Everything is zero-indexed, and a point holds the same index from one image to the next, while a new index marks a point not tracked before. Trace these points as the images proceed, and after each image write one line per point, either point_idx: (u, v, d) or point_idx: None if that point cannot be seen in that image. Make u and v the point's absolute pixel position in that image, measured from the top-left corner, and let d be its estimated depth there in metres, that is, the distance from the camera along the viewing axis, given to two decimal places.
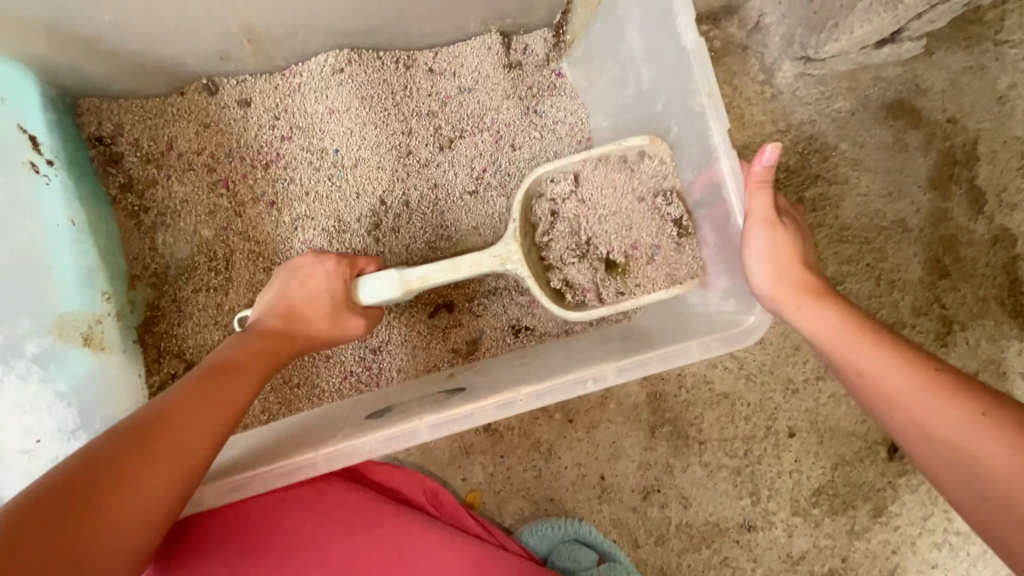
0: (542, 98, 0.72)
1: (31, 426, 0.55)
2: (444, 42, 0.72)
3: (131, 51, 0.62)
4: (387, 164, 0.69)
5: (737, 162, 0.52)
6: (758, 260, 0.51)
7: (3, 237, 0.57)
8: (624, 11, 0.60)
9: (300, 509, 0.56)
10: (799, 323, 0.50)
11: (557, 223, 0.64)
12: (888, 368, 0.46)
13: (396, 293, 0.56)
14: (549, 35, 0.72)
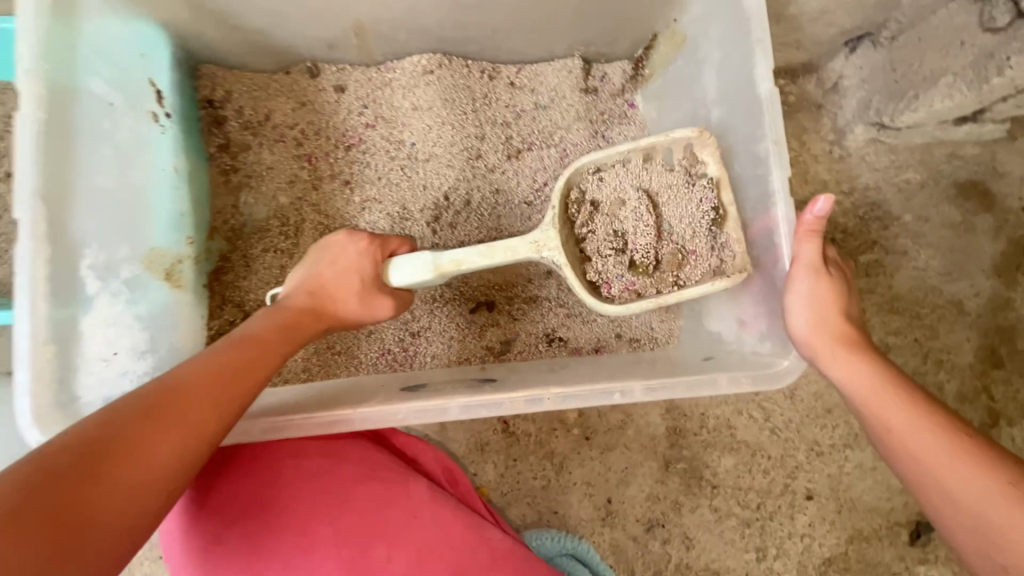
0: (611, 126, 0.76)
1: (113, 340, 0.57)
2: (529, 60, 0.76)
3: (250, 28, 0.69)
4: (457, 164, 0.74)
5: (792, 210, 0.54)
6: (800, 307, 0.51)
7: (122, 168, 0.61)
8: (705, 55, 0.63)
9: (324, 466, 0.58)
10: (832, 375, 0.50)
11: (596, 215, 0.63)
12: (919, 433, 0.45)
13: (430, 274, 0.58)
14: (628, 66, 0.76)
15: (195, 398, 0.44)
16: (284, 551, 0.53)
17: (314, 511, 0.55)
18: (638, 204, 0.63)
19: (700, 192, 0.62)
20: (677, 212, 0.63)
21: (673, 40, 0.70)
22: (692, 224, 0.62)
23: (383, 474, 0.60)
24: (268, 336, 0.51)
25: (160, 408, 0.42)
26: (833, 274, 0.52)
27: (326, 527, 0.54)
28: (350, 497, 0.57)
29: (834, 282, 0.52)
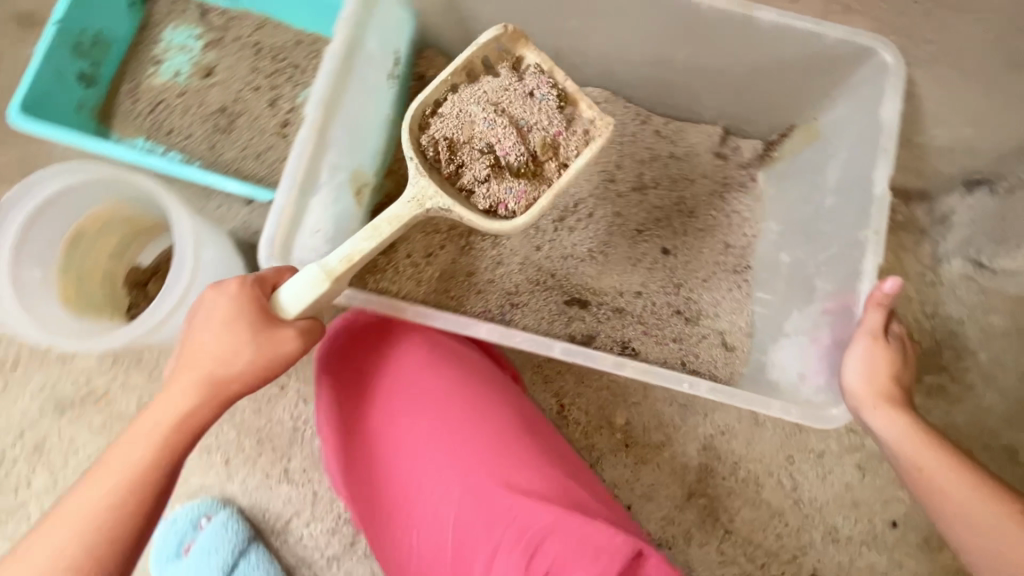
0: (730, 190, 0.88)
1: (314, 222, 0.66)
2: (679, 117, 0.89)
3: (469, 29, 0.83)
4: (592, 181, 0.89)
5: (873, 286, 0.62)
6: (854, 365, 0.60)
7: (366, 102, 0.72)
8: (834, 152, 0.75)
9: (394, 376, 0.64)
10: (877, 426, 0.58)
11: (490, 128, 0.67)
12: (942, 471, 0.55)
13: (321, 284, 0.56)
14: (759, 146, 0.87)
15: (168, 443, 0.53)
16: (379, 426, 0.62)
17: (396, 397, 0.63)
18: (484, 117, 0.67)
19: (539, 92, 0.68)
20: (541, 125, 0.68)
21: (807, 133, 0.81)
22: (545, 121, 0.68)
23: (440, 383, 0.62)
24: (271, 312, 0.55)
25: (144, 449, 0.52)
26: (891, 342, 0.60)
27: (404, 412, 0.61)
28: (419, 390, 0.62)
29: (889, 348, 0.60)
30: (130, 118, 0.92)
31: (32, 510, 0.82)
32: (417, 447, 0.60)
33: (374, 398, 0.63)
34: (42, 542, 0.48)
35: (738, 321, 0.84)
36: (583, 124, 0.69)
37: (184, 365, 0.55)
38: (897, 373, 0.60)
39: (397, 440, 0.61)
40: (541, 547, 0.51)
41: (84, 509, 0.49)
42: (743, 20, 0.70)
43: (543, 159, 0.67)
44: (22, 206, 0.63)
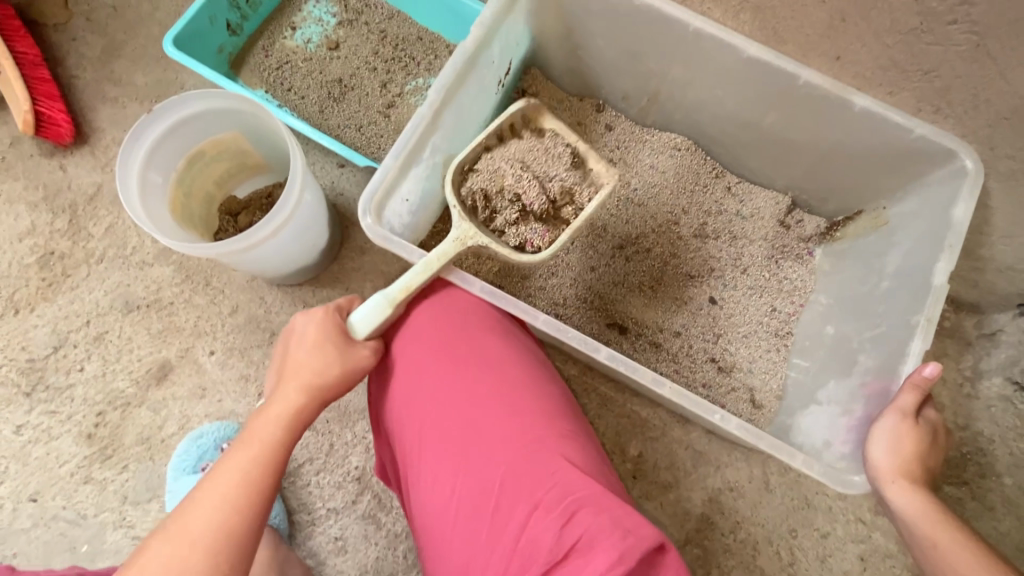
0: (786, 258, 0.90)
1: (406, 192, 0.71)
2: (751, 179, 0.93)
3: (578, 58, 0.90)
4: (657, 218, 0.92)
5: (918, 367, 0.64)
6: (881, 442, 0.61)
7: (476, 99, 0.79)
8: (899, 240, 0.78)
9: (416, 333, 0.60)
10: (895, 499, 0.60)
11: (521, 181, 0.74)
12: (951, 543, 0.57)
13: (385, 311, 0.59)
14: (822, 224, 0.90)
15: (277, 444, 0.55)
16: (413, 372, 0.59)
17: (436, 346, 0.59)
18: (513, 172, 0.74)
19: (557, 150, 0.77)
20: (566, 175, 0.75)
21: (873, 220, 0.84)
22: (566, 175, 0.75)
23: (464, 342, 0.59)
24: (345, 332, 0.59)
25: (253, 446, 0.54)
26: (918, 424, 0.61)
27: (442, 362, 0.58)
28: (440, 347, 0.59)
29: (919, 429, 0.61)
30: (258, 70, 1.02)
31: (77, 393, 0.88)
32: (451, 398, 0.56)
33: (411, 345, 0.60)
34: (174, 540, 0.49)
35: (769, 383, 0.85)
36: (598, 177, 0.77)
37: (288, 375, 0.58)
38: (925, 452, 0.61)
39: (417, 400, 0.58)
40: (575, 514, 0.48)
41: (206, 499, 0.50)
42: (836, 99, 0.74)
43: (562, 207, 0.75)
44: (162, 120, 0.71)
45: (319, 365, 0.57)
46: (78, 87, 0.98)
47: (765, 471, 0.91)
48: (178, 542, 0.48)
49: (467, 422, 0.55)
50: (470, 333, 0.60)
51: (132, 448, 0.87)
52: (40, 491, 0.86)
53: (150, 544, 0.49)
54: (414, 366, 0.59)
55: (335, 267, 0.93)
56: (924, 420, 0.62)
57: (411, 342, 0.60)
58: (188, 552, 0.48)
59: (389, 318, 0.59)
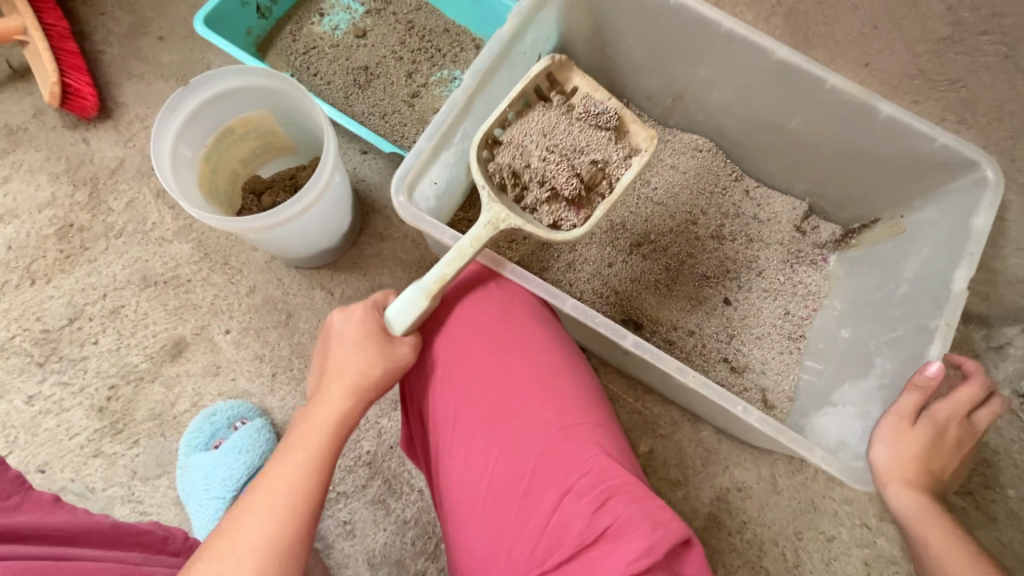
0: (801, 263, 0.91)
1: (434, 175, 0.72)
2: (770, 184, 0.95)
3: (604, 55, 0.91)
4: (676, 218, 0.93)
5: (936, 371, 0.65)
6: (883, 442, 0.62)
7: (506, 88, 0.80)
8: (917, 247, 0.78)
9: (456, 316, 0.61)
10: (891, 497, 0.61)
11: (549, 159, 0.73)
12: (941, 542, 0.58)
13: (422, 302, 0.58)
14: (838, 232, 0.91)
15: (324, 447, 0.54)
16: (452, 350, 0.60)
17: (476, 327, 0.60)
18: (539, 151, 0.73)
19: (584, 119, 0.75)
20: (594, 149, 0.74)
21: (889, 227, 0.85)
22: (598, 146, 0.74)
23: (502, 326, 0.60)
24: (384, 329, 0.58)
25: (301, 450, 0.53)
26: (920, 426, 0.62)
27: (482, 343, 0.59)
28: (480, 329, 0.60)
29: (922, 433, 0.62)
30: (285, 54, 1.03)
31: (90, 365, 0.88)
32: (488, 377, 0.57)
33: (450, 324, 0.61)
34: (230, 547, 0.48)
35: (782, 384, 0.86)
36: (635, 139, 0.76)
37: (330, 378, 0.57)
38: (928, 454, 0.61)
39: (453, 379, 0.58)
40: (607, 502, 0.49)
41: (259, 505, 0.50)
42: (862, 105, 0.75)
43: (595, 181, 0.73)
44: (197, 93, 0.71)
45: (362, 367, 0.57)
46: (104, 62, 0.98)
47: (773, 472, 0.91)
48: (234, 549, 0.47)
49: (502, 404, 0.56)
50: (508, 317, 0.61)
51: (144, 423, 0.87)
52: (49, 463, 0.85)
53: (203, 551, 0.48)
54: (452, 347, 0.60)
55: (354, 252, 0.93)
56: (932, 419, 0.62)
57: (451, 321, 0.61)
58: (246, 558, 0.47)
59: (427, 310, 0.59)
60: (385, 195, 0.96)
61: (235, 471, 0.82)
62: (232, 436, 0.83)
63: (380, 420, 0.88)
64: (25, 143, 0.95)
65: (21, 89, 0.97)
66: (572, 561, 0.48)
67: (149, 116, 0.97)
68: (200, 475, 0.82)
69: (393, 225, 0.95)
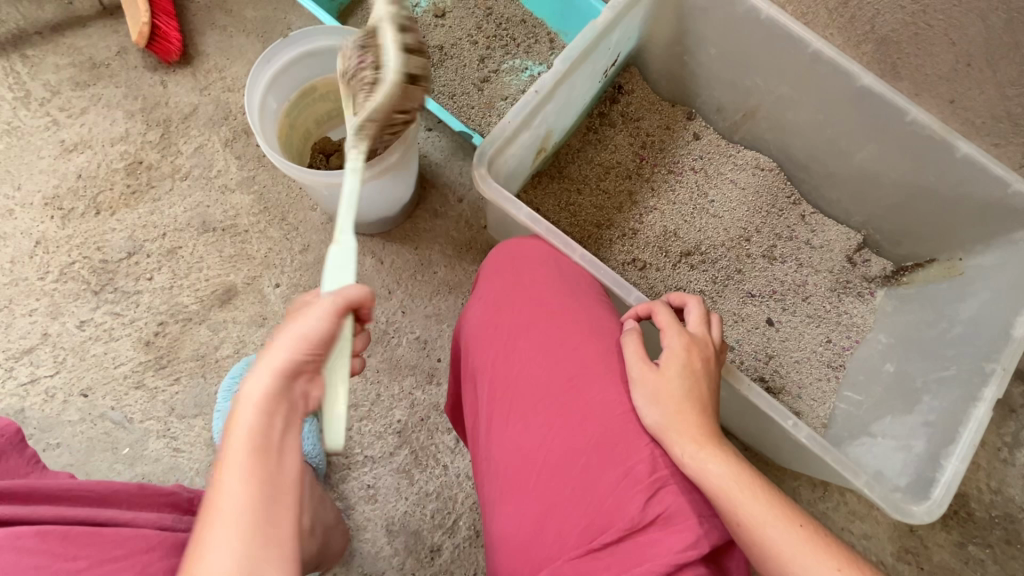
0: (848, 293, 0.91)
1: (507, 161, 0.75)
2: (826, 212, 0.95)
3: (681, 64, 0.93)
4: (730, 233, 0.93)
5: (990, 413, 0.65)
6: (653, 402, 0.52)
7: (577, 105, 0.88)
8: (973, 291, 0.79)
9: (525, 292, 0.61)
10: (691, 469, 0.49)
11: (362, 68, 0.59)
12: (781, 527, 0.46)
13: (340, 252, 0.50)
14: (888, 268, 0.92)
15: (272, 477, 0.42)
16: (519, 320, 0.59)
17: (544, 302, 0.60)
18: (357, 63, 0.60)
19: (365, 60, 0.60)
20: (370, 67, 0.59)
21: (943, 269, 0.85)
22: (363, 61, 0.59)
23: (572, 305, 0.60)
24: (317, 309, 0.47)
25: (246, 493, 0.40)
26: (667, 363, 0.54)
27: (551, 316, 0.59)
28: (549, 305, 0.60)
29: (672, 370, 0.54)
30: (363, 24, 1.04)
31: (142, 300, 0.90)
32: (556, 351, 0.57)
33: (517, 298, 0.61)
34: None
35: (817, 410, 0.86)
36: (408, 35, 0.60)
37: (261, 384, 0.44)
38: (691, 395, 0.53)
39: (518, 350, 0.58)
40: (660, 490, 0.50)
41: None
42: (939, 141, 0.76)
43: (408, 78, 0.60)
44: (294, 49, 0.74)
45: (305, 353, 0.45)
46: (190, 9, 1.01)
47: (795, 497, 0.91)
48: None
49: (565, 380, 0.55)
50: (578, 300, 0.61)
51: (186, 362, 0.88)
52: (91, 388, 0.87)
53: None
54: (519, 320, 0.59)
55: (408, 225, 0.95)
56: (671, 349, 0.56)
57: (519, 293, 0.61)
58: None
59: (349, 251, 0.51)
60: (444, 173, 0.97)
61: None
62: None
63: (415, 391, 0.89)
64: (106, 78, 0.98)
65: (108, 26, 0.99)
66: (621, 543, 0.48)
67: (227, 68, 0.99)
68: None
69: (449, 204, 0.96)
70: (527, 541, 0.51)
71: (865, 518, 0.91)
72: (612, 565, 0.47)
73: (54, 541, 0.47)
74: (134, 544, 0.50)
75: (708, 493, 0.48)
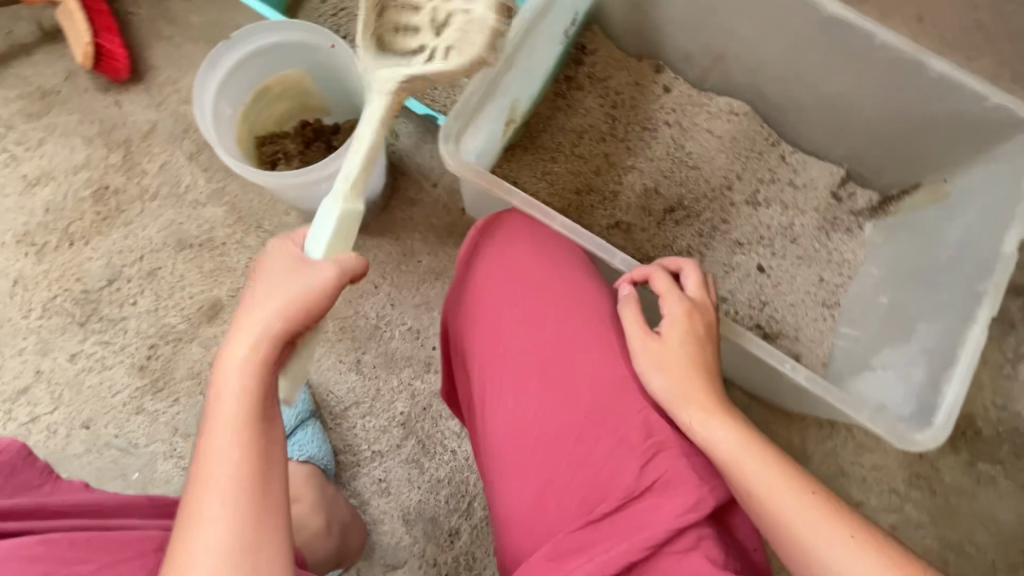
0: (837, 229, 0.90)
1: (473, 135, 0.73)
2: (807, 150, 0.93)
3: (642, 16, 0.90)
4: (711, 184, 0.92)
5: (987, 333, 0.64)
6: (658, 369, 0.52)
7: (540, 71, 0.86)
8: (961, 212, 0.77)
9: (505, 269, 0.60)
10: (698, 435, 0.49)
11: None
12: (790, 492, 0.45)
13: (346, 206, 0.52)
14: (875, 198, 0.90)
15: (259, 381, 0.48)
16: (500, 299, 0.59)
17: (525, 278, 0.59)
18: None
19: None
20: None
21: (931, 193, 0.84)
22: None
23: (553, 279, 0.59)
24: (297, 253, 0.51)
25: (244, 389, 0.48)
26: (669, 329, 0.54)
27: (535, 292, 0.58)
28: (530, 281, 0.59)
29: (674, 338, 0.53)
30: (313, 16, 1.01)
31: (130, 326, 0.90)
32: (540, 326, 0.56)
33: (496, 277, 0.60)
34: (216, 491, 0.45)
35: (815, 350, 0.86)
36: None
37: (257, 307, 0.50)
38: (694, 359, 0.52)
39: (503, 328, 0.57)
40: (655, 456, 0.49)
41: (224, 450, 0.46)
42: (912, 62, 0.74)
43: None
44: (239, 48, 0.71)
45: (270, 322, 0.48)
46: (133, 23, 0.97)
47: (802, 438, 0.92)
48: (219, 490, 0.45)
49: (553, 354, 0.55)
50: (560, 272, 0.60)
51: (182, 382, 0.88)
52: (92, 419, 0.87)
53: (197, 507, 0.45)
54: (502, 298, 0.59)
55: (386, 217, 0.94)
56: (672, 314, 0.55)
57: (497, 272, 0.60)
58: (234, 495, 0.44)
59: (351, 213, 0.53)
60: (415, 160, 0.96)
61: None
62: None
63: (414, 381, 0.89)
64: (58, 105, 0.95)
65: (52, 51, 0.97)
66: (619, 512, 0.48)
67: (179, 79, 0.96)
68: None
69: (425, 190, 0.95)
70: (528, 516, 0.51)
71: (874, 450, 0.91)
72: (611, 534, 0.47)
73: (61, 546, 0.47)
74: (144, 544, 0.51)
75: (716, 462, 0.48)
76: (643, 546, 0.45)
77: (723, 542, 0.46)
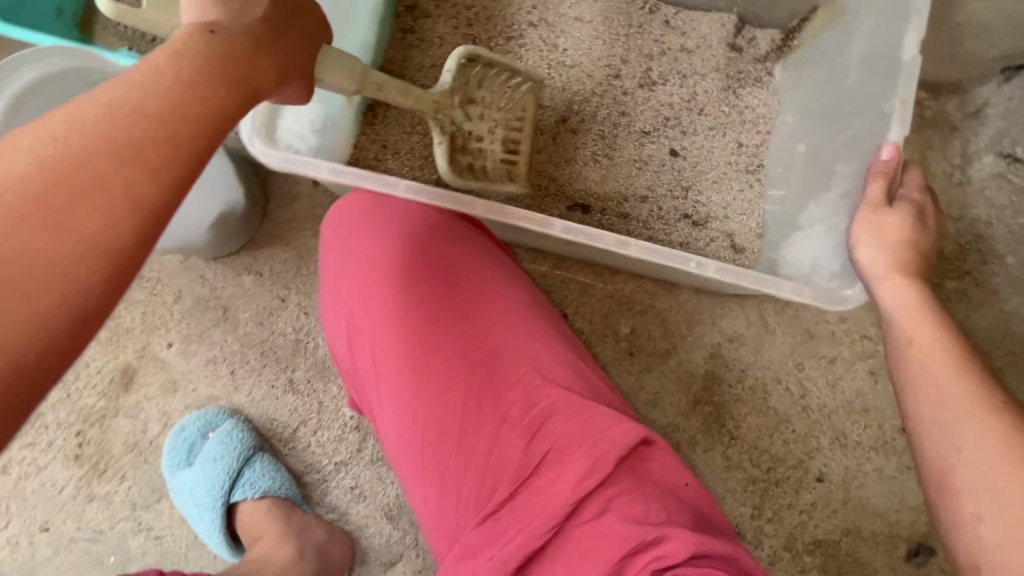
0: (743, 85, 0.81)
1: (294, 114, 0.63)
2: (690, 5, 0.82)
3: None
4: (596, 77, 0.82)
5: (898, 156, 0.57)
6: (868, 230, 0.56)
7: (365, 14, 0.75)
8: (861, 25, 0.68)
9: (367, 280, 0.60)
10: (893, 325, 0.52)
11: None
12: (964, 397, 0.46)
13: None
14: (778, 36, 0.79)
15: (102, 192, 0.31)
16: (368, 313, 0.59)
17: (385, 284, 0.59)
18: None
19: None
20: None
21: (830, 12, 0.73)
22: None
23: (414, 278, 0.59)
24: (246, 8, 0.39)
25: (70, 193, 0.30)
26: (898, 212, 0.56)
27: (398, 297, 0.58)
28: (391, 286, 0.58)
29: (897, 222, 0.56)
30: None
31: (49, 420, 0.85)
32: (410, 332, 0.57)
33: (359, 290, 0.60)
34: None
35: (748, 224, 0.78)
36: None
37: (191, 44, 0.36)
38: (913, 275, 0.53)
39: (375, 341, 0.58)
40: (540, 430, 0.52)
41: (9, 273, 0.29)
42: None
43: None
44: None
45: (176, 100, 0.34)
46: None
47: (762, 314, 0.88)
48: None
49: (428, 356, 0.56)
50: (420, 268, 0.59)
51: (123, 457, 0.85)
52: (49, 520, 0.84)
53: None
54: (369, 312, 0.59)
55: (267, 224, 0.86)
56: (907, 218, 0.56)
57: (361, 285, 0.60)
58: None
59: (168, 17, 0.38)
60: None
61: (218, 476, 0.82)
62: (205, 446, 0.82)
63: None
64: None
65: None
66: (516, 496, 0.51)
67: None
68: (186, 494, 0.82)
69: (299, 183, 0.86)
70: (439, 512, 0.55)
71: None
72: (511, 523, 0.49)
73: None
74: None
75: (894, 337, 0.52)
76: (540, 525, 0.48)
77: (625, 490, 0.49)
